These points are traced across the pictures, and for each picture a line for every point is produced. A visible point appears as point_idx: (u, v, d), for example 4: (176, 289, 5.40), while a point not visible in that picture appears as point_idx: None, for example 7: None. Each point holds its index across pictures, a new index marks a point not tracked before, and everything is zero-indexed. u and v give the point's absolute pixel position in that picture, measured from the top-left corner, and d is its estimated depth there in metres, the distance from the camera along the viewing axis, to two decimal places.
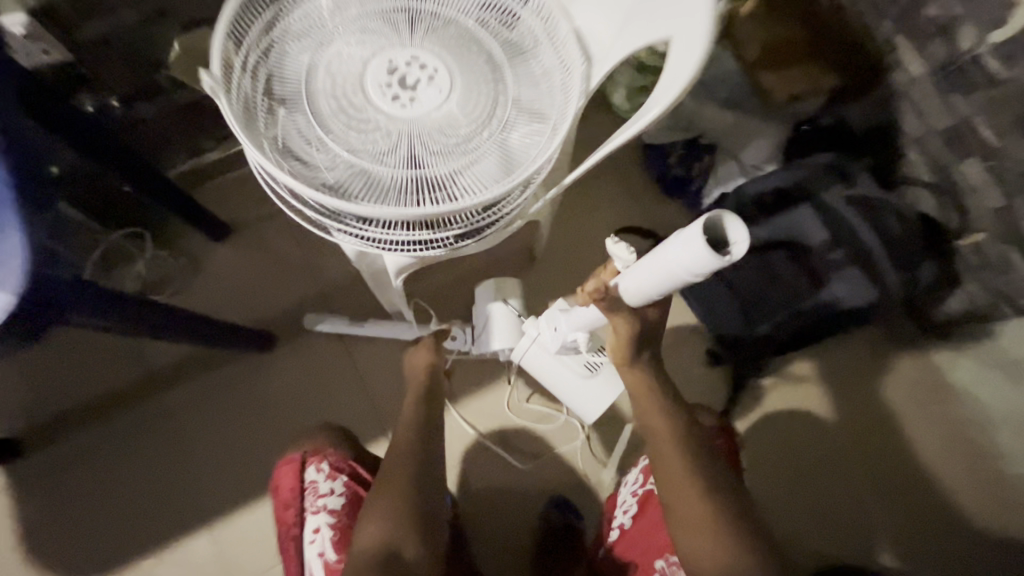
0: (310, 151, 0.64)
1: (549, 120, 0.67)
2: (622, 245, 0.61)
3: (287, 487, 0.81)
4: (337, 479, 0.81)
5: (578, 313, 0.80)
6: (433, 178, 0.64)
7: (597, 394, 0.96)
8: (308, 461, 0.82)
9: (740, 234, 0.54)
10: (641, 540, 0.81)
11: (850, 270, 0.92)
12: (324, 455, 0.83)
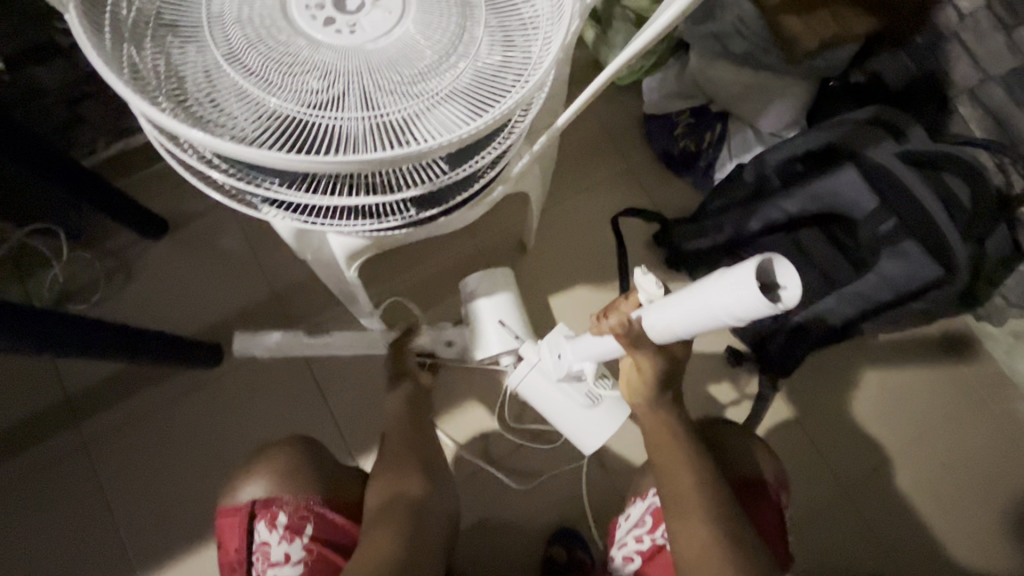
0: (212, 91, 0.47)
1: (533, 45, 0.51)
2: (649, 277, 0.48)
3: (233, 548, 0.63)
4: (294, 540, 0.62)
5: (586, 341, 0.63)
6: (382, 122, 0.48)
7: (598, 429, 0.79)
8: (257, 516, 0.63)
9: (791, 278, 0.38)
10: None
11: (906, 241, 0.77)
12: (278, 507, 0.63)
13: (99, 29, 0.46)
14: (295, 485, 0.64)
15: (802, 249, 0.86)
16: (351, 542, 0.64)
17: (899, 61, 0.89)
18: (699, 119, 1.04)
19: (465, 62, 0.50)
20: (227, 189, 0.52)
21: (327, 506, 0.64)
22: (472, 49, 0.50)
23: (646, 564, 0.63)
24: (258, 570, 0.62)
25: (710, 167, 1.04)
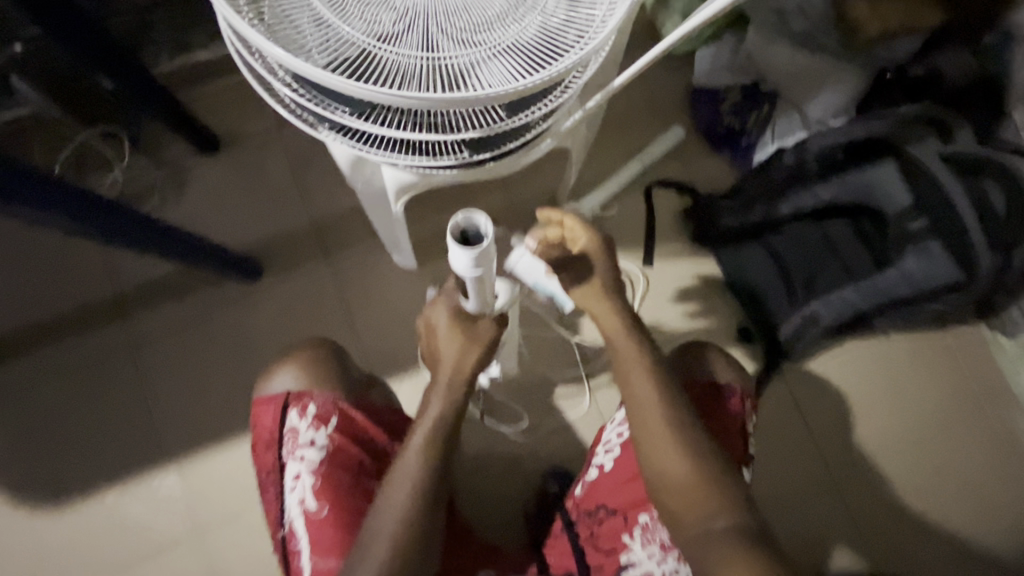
0: (295, 15, 0.50)
1: (601, 4, 0.53)
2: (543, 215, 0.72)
3: (266, 428, 0.69)
4: (321, 428, 0.68)
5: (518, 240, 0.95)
6: (449, 64, 0.51)
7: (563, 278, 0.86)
8: (290, 405, 0.69)
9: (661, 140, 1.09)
10: (624, 488, 0.68)
11: (931, 240, 0.79)
12: (309, 399, 0.69)
13: None
14: (319, 381, 0.70)
15: (832, 239, 0.92)
16: (369, 436, 0.70)
17: (965, 58, 0.85)
18: (747, 98, 1.04)
19: (533, 15, 0.52)
20: (297, 110, 0.55)
21: (353, 404, 0.70)
22: (540, 1, 0.52)
23: (623, 453, 0.70)
24: (285, 452, 0.67)
25: (751, 148, 1.05)
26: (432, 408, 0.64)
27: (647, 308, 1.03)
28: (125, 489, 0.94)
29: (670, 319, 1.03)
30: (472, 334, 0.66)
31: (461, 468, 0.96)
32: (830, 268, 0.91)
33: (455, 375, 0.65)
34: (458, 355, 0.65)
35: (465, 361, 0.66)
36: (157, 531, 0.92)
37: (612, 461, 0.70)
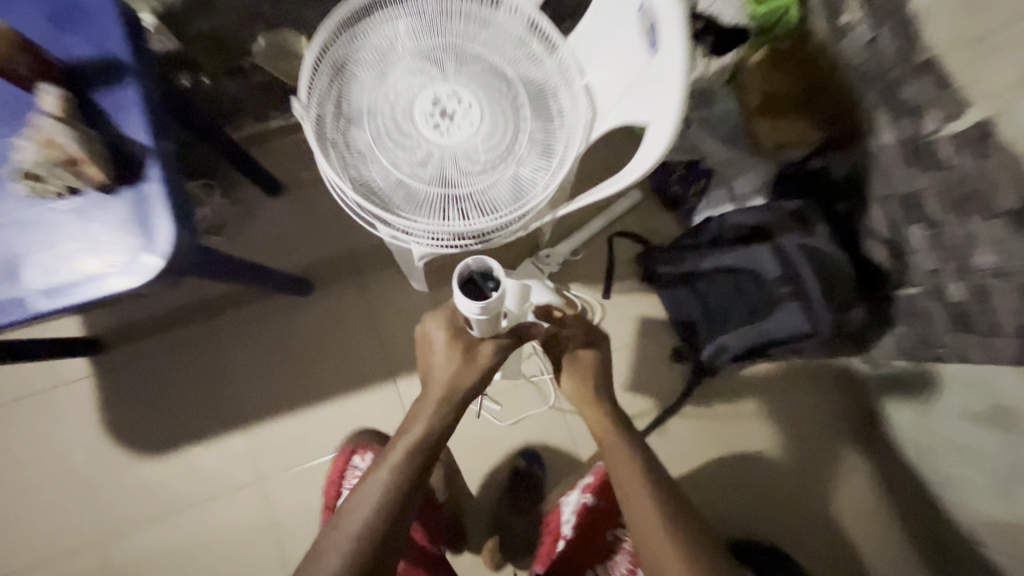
0: (366, 162, 0.83)
1: (555, 159, 0.84)
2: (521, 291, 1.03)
3: (339, 469, 1.16)
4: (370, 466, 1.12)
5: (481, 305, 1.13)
6: (459, 196, 0.83)
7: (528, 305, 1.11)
8: (356, 452, 1.17)
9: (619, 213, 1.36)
10: (586, 542, 1.10)
11: (789, 301, 1.10)
12: (367, 450, 1.16)
13: (312, 120, 0.82)
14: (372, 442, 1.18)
15: (737, 290, 1.20)
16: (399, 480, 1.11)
17: (844, 160, 1.15)
18: (691, 172, 1.33)
19: (512, 164, 0.84)
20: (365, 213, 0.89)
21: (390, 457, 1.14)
22: (517, 156, 0.85)
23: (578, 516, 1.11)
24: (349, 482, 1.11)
25: (693, 210, 1.36)
26: (421, 424, 0.88)
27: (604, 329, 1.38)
28: (206, 446, 1.27)
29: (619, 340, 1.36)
30: (462, 368, 0.90)
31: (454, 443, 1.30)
32: (731, 313, 1.22)
33: (442, 398, 0.89)
34: (446, 377, 0.89)
35: (453, 386, 0.89)
36: (229, 476, 1.26)
37: (573, 527, 1.11)
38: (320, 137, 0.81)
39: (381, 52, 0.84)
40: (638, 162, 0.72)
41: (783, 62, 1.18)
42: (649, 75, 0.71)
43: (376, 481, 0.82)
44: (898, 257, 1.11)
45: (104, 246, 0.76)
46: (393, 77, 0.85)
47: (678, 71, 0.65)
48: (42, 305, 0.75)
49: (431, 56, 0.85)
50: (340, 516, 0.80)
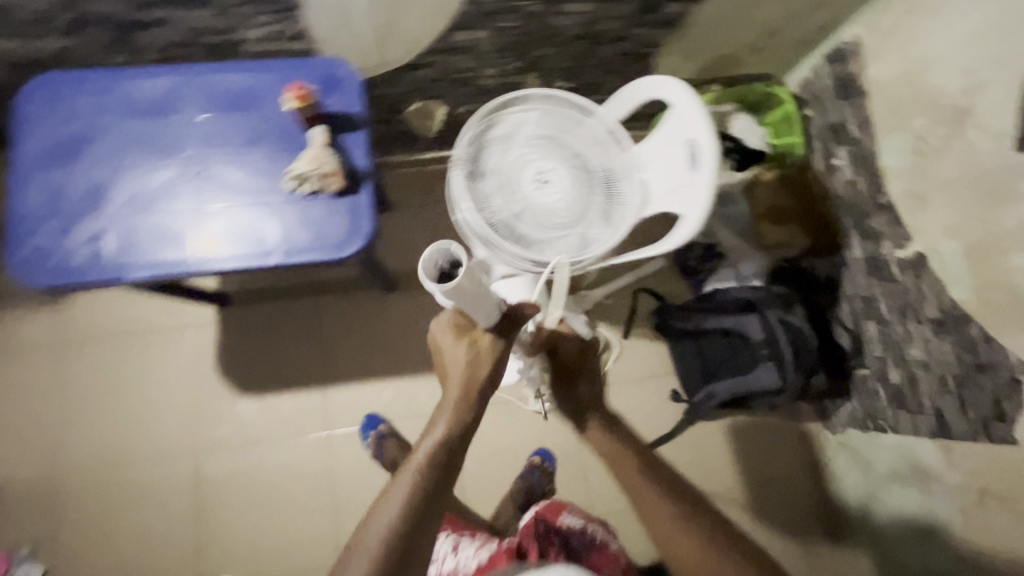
0: (484, 204, 1.19)
1: (612, 227, 1.21)
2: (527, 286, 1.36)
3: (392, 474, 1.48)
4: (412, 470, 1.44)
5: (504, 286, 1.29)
6: (542, 239, 1.20)
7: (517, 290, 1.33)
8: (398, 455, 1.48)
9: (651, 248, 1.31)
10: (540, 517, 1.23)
11: (767, 362, 1.44)
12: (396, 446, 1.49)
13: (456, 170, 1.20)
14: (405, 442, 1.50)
15: (731, 348, 1.52)
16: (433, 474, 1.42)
17: (825, 263, 1.52)
18: (706, 253, 1.66)
19: (582, 225, 1.21)
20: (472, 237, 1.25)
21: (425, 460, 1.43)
22: (587, 220, 1.21)
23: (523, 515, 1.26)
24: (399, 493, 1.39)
25: (703, 282, 1.67)
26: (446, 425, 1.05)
27: (617, 363, 1.72)
28: (291, 396, 1.57)
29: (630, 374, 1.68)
30: (471, 363, 1.11)
31: (485, 433, 1.59)
32: (720, 367, 1.54)
33: (462, 397, 1.09)
34: (466, 377, 1.10)
35: (471, 384, 1.10)
36: (303, 423, 1.56)
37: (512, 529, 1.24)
38: (459, 182, 1.18)
39: (510, 132, 1.23)
40: (670, 240, 1.08)
41: (787, 181, 1.57)
42: (687, 179, 1.08)
43: (405, 479, 0.96)
44: (856, 343, 1.46)
45: (336, 234, 1.00)
46: (513, 150, 1.22)
47: (706, 191, 1.02)
48: (218, 265, 0.97)
49: (542, 142, 1.23)
50: (372, 518, 0.92)
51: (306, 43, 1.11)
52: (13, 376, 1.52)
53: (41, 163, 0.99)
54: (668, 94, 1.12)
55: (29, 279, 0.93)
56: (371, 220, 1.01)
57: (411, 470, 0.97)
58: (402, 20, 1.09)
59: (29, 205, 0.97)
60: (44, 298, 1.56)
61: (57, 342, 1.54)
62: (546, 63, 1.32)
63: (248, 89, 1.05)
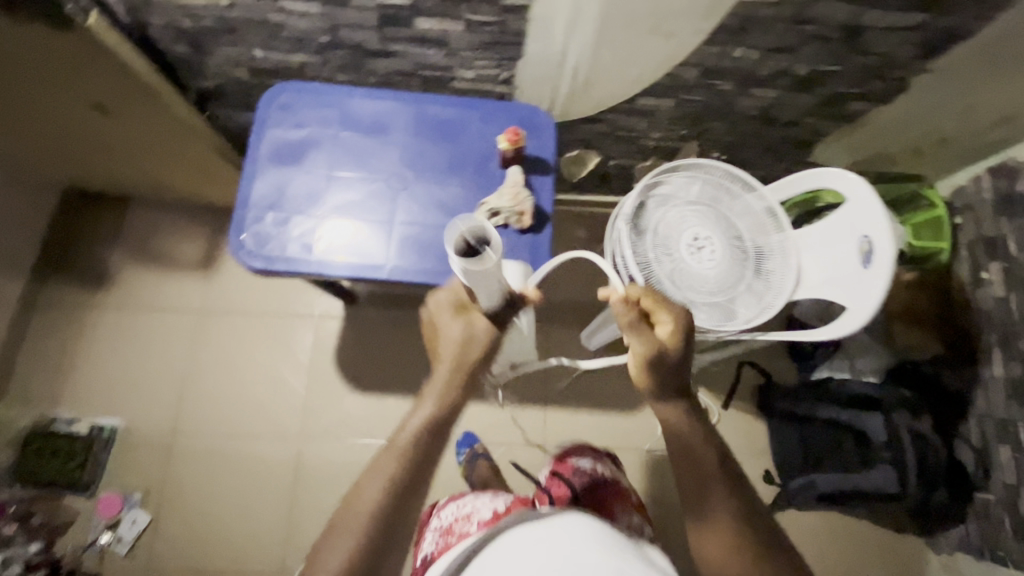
0: (640, 260, 1.24)
1: (760, 304, 1.23)
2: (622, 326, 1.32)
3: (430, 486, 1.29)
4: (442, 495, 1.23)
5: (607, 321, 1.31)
6: (690, 303, 1.23)
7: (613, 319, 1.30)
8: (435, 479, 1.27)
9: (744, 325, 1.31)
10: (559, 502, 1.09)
11: (886, 464, 1.39)
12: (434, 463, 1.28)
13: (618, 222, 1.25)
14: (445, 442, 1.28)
15: (842, 442, 1.49)
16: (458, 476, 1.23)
17: (956, 375, 1.48)
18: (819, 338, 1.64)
19: (729, 297, 1.24)
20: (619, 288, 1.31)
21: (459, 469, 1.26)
22: (735, 293, 1.24)
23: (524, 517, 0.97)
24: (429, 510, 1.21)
25: (813, 367, 1.64)
26: (427, 404, 0.85)
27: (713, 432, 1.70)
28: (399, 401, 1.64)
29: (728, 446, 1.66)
30: (469, 338, 0.87)
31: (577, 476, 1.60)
32: (826, 459, 1.51)
33: (454, 374, 0.86)
34: (460, 354, 0.87)
35: (465, 361, 0.87)
36: None
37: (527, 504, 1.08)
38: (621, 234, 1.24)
39: (673, 196, 1.28)
40: (829, 328, 1.09)
41: (924, 285, 1.57)
42: (854, 276, 1.10)
43: (376, 478, 0.78)
44: (982, 463, 1.41)
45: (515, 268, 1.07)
46: (673, 213, 1.27)
47: (880, 290, 1.03)
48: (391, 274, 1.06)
49: (702, 210, 1.28)
50: (338, 520, 0.77)
51: (506, 88, 1.21)
52: (165, 330, 1.68)
53: (269, 157, 1.10)
54: (844, 187, 1.14)
55: (245, 261, 1.04)
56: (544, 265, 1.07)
57: (384, 467, 0.79)
58: (601, 82, 1.17)
59: (252, 194, 1.08)
60: (202, 264, 1.72)
61: (206, 306, 1.70)
62: (711, 133, 1.37)
63: (455, 121, 1.15)
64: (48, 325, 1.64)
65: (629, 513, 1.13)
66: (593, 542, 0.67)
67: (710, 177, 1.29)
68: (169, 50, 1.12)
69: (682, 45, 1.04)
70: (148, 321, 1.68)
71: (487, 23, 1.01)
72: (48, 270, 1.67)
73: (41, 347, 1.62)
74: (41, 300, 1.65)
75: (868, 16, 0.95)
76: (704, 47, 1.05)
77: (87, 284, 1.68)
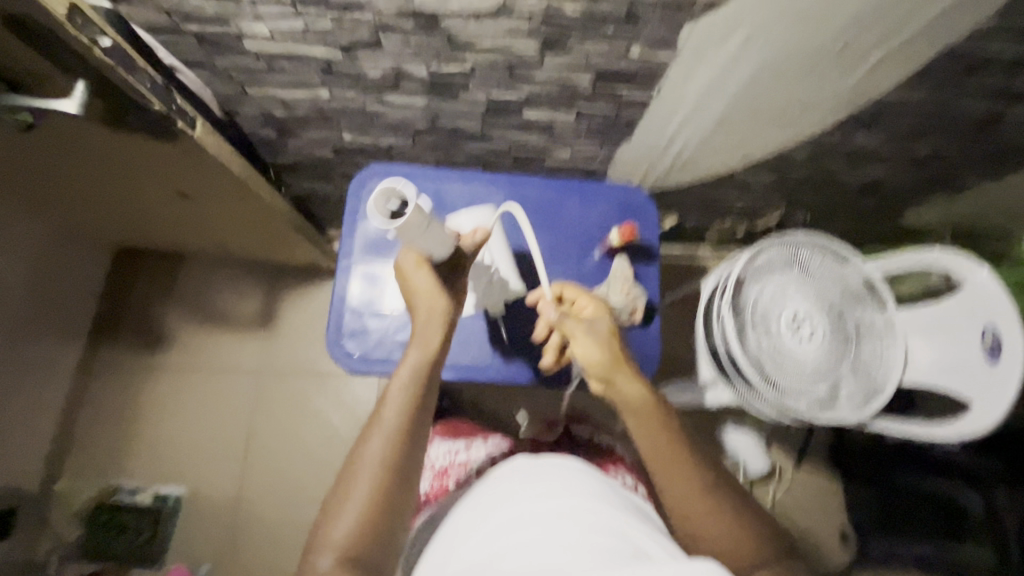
0: (741, 342, 1.19)
1: (866, 387, 1.19)
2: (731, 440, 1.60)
3: None
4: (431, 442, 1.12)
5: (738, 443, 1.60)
6: (792, 387, 1.19)
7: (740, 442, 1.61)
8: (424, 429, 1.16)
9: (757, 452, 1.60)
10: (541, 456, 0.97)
11: (977, 542, 1.39)
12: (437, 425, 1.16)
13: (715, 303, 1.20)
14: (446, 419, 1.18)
15: (924, 512, 1.46)
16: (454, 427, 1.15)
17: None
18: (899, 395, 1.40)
19: (832, 380, 1.19)
20: (715, 366, 1.27)
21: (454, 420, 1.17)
22: (838, 375, 1.20)
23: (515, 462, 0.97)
24: None
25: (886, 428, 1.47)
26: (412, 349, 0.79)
27: (789, 492, 1.62)
28: None
29: (802, 507, 1.62)
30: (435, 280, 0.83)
31: None
32: (913, 526, 1.46)
33: (431, 315, 0.81)
34: (430, 298, 0.82)
35: (436, 306, 0.81)
36: None
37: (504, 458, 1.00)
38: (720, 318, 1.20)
39: (769, 269, 1.22)
40: (946, 428, 1.07)
41: None
42: (976, 371, 1.06)
43: (380, 437, 0.72)
44: None
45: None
46: (770, 289, 1.22)
47: (1008, 395, 0.99)
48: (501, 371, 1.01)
49: (800, 285, 1.23)
50: (340, 484, 0.71)
51: (599, 163, 1.15)
52: (222, 392, 1.63)
53: (360, 252, 1.05)
54: (960, 271, 1.09)
55: (349, 367, 1.00)
56: (655, 359, 1.03)
57: (384, 424, 0.73)
58: (703, 162, 1.11)
59: (348, 291, 1.03)
60: (259, 321, 1.66)
61: (264, 366, 1.65)
62: (802, 200, 1.32)
63: (553, 203, 1.09)
64: (105, 389, 1.59)
65: (623, 473, 1.00)
66: (591, 485, 0.75)
67: (806, 250, 1.24)
68: (253, 132, 1.07)
69: (803, 132, 0.99)
70: (205, 383, 1.63)
71: (600, 114, 0.95)
72: (103, 331, 1.62)
73: (98, 412, 1.57)
74: (96, 362, 1.60)
75: (1012, 108, 0.90)
76: (826, 133, 0.99)
77: (142, 345, 1.62)
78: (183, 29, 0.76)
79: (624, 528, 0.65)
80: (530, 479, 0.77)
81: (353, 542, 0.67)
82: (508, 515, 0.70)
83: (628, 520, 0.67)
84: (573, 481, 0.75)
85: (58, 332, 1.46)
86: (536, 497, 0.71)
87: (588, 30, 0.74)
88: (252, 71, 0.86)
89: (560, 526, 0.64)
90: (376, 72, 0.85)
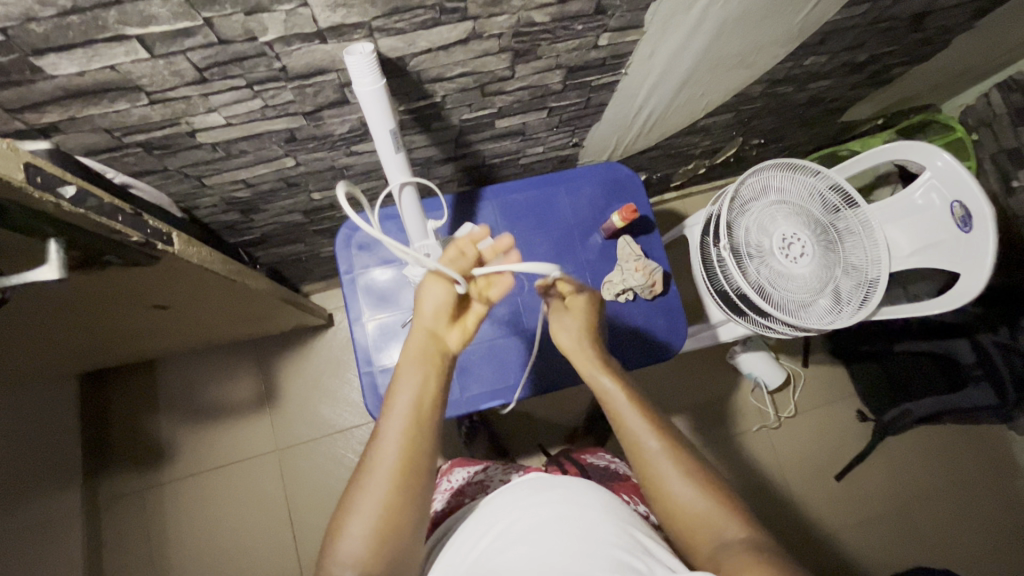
0: (748, 276, 1.22)
1: (864, 283, 1.26)
2: (742, 360, 1.63)
3: None
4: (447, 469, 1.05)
5: (750, 362, 1.63)
6: (802, 303, 1.24)
7: (750, 361, 1.63)
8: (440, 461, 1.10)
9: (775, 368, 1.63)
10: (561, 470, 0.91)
11: (982, 383, 1.46)
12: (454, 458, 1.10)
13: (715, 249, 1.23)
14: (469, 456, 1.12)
15: (926, 370, 1.52)
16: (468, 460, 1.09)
17: (1014, 272, 1.46)
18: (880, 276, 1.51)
19: (832, 286, 1.26)
20: (727, 305, 1.31)
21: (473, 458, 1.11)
22: (837, 279, 1.26)
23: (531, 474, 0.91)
24: None
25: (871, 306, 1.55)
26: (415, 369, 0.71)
27: (805, 392, 1.74)
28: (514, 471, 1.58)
29: (822, 401, 1.74)
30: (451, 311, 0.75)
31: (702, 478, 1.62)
32: (921, 383, 1.53)
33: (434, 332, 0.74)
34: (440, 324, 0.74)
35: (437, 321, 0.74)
36: None
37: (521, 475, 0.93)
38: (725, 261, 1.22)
39: (751, 200, 1.26)
40: (943, 301, 1.17)
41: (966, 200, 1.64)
42: (957, 241, 1.15)
43: (395, 427, 0.68)
44: None
45: (657, 335, 1.07)
46: (755, 216, 1.26)
47: (988, 257, 1.08)
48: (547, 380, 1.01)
49: (780, 205, 1.27)
50: (363, 481, 0.66)
51: (571, 148, 1.14)
52: (243, 483, 1.53)
53: (370, 308, 1.01)
54: (919, 155, 1.18)
55: None
56: (683, 321, 1.07)
57: (395, 426, 0.68)
58: (669, 120, 1.12)
59: (373, 352, 1.00)
60: (260, 401, 1.57)
61: (280, 442, 1.55)
62: (757, 127, 1.37)
63: (542, 203, 1.08)
64: (122, 524, 1.47)
65: (637, 499, 0.92)
66: (599, 495, 0.72)
67: (778, 172, 1.27)
68: (213, 219, 0.98)
69: (758, 70, 1.02)
70: (223, 481, 1.52)
71: (571, 105, 0.94)
72: (95, 466, 1.49)
73: (120, 548, 1.45)
74: (102, 500, 1.47)
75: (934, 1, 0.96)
76: (778, 66, 1.02)
77: (139, 464, 1.50)
78: (128, 141, 0.69)
79: (626, 545, 0.63)
80: (531, 487, 0.74)
81: (370, 545, 0.62)
82: (507, 523, 0.69)
83: (632, 537, 0.65)
84: (578, 487, 0.73)
85: (49, 483, 1.33)
86: (537, 509, 0.68)
87: (558, 32, 0.72)
88: (208, 162, 0.78)
89: (556, 538, 0.63)
90: (343, 128, 0.79)
